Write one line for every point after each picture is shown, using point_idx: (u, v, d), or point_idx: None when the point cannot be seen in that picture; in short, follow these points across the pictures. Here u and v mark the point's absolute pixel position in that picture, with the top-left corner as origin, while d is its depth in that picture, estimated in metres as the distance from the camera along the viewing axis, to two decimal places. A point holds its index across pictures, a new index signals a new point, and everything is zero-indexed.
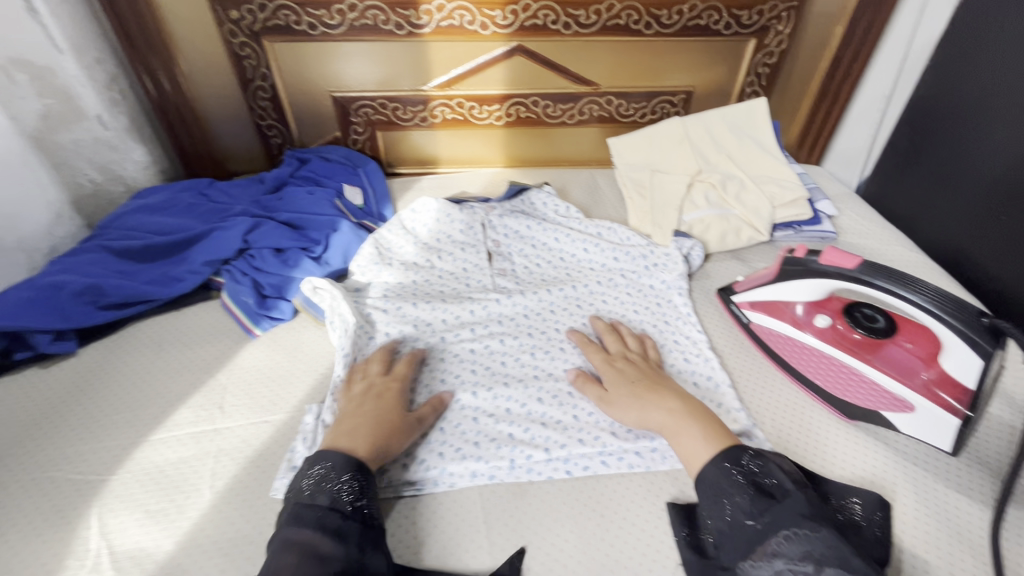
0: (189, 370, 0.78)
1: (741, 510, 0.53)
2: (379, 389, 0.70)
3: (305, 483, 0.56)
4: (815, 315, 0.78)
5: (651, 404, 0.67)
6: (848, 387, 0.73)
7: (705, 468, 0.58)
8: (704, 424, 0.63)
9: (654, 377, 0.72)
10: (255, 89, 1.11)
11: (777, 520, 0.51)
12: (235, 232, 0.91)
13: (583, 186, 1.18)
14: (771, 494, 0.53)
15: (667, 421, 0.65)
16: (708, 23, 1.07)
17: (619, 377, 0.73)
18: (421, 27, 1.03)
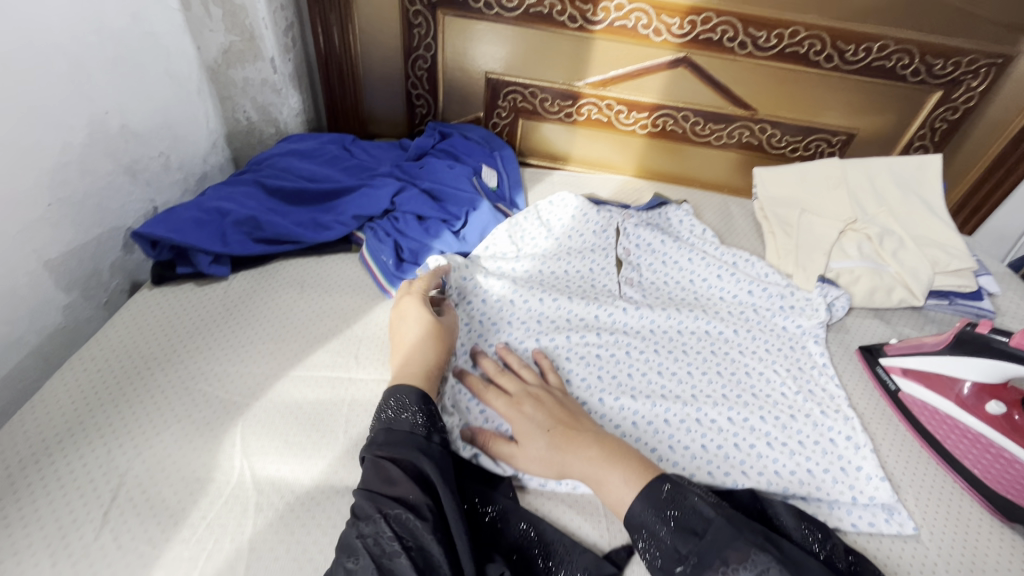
0: (328, 316, 0.81)
1: (670, 556, 0.50)
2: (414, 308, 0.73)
3: (382, 409, 0.60)
4: (985, 399, 0.71)
5: (569, 458, 0.58)
6: (1011, 484, 0.67)
7: (625, 514, 0.54)
8: (627, 465, 0.57)
9: (567, 419, 0.62)
10: (415, 58, 1.14)
11: (703, 561, 0.48)
12: (384, 192, 0.95)
13: (717, 210, 1.14)
14: (695, 531, 0.50)
15: (589, 472, 0.57)
16: (895, 66, 1.00)
17: (530, 426, 0.62)
18: (594, 23, 1.03)
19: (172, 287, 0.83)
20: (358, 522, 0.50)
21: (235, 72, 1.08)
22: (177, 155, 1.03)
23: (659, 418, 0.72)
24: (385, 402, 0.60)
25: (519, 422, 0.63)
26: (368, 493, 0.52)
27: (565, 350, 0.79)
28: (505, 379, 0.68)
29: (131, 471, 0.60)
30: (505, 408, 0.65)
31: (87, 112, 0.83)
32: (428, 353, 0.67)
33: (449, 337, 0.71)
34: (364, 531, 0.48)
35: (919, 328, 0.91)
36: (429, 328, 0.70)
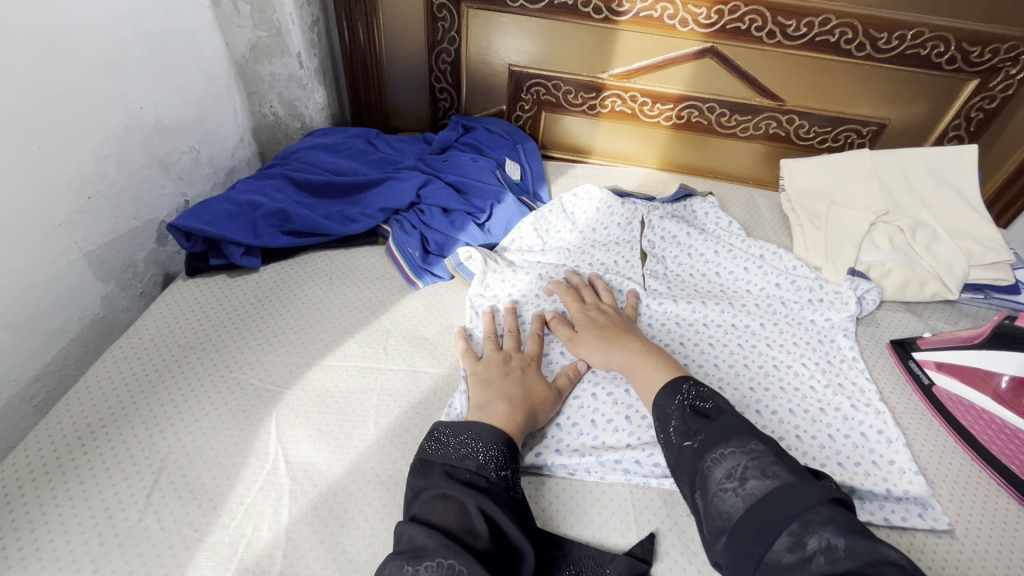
0: (357, 306, 0.82)
1: (680, 432, 0.55)
2: (520, 364, 0.69)
3: (470, 448, 0.56)
4: (1023, 393, 0.70)
5: (617, 347, 0.70)
6: None
7: (655, 404, 0.60)
8: (661, 360, 0.66)
9: (621, 327, 0.74)
10: (439, 52, 1.14)
11: (710, 437, 0.53)
12: (410, 184, 0.95)
13: (742, 203, 1.13)
14: (706, 416, 0.55)
15: (630, 359, 0.68)
16: (930, 54, 0.98)
17: (587, 325, 0.75)
18: (620, 14, 1.02)
19: (205, 278, 0.85)
20: (405, 557, 0.48)
21: (262, 67, 1.10)
22: (207, 150, 1.06)
23: None
24: (471, 437, 0.57)
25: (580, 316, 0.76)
26: (431, 528, 0.50)
27: None
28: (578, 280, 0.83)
29: (171, 455, 0.62)
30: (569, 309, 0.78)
31: (124, 108, 0.85)
32: (528, 403, 0.64)
33: (551, 403, 0.67)
34: (413, 565, 0.47)
35: (953, 323, 0.89)
36: (540, 386, 0.67)
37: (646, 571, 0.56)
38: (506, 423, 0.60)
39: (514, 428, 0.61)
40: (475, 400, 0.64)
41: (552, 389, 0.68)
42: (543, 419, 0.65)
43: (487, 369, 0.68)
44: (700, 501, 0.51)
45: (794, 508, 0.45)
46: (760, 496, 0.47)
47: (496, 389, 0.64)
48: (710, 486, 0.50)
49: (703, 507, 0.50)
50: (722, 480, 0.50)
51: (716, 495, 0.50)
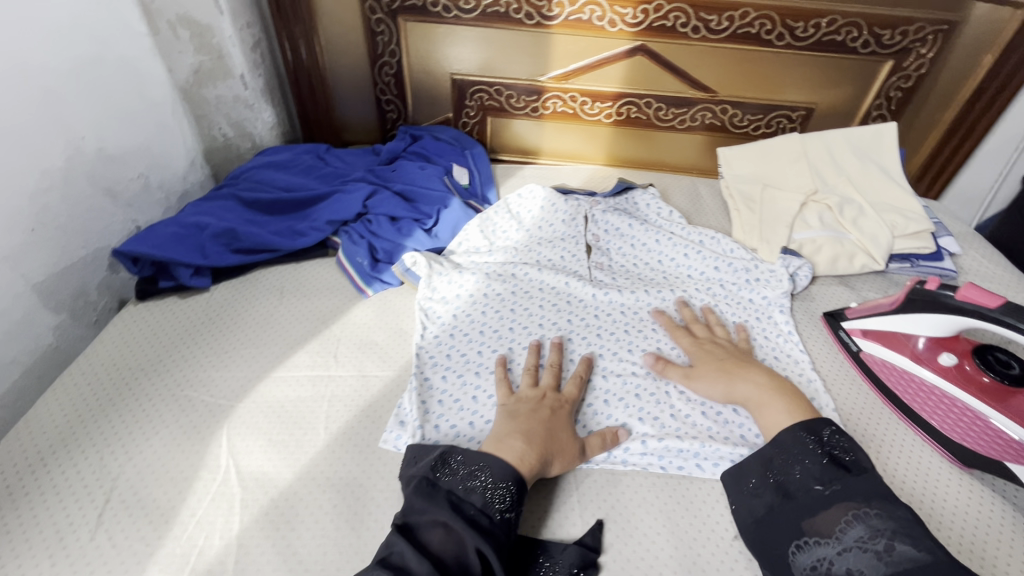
0: (307, 318, 0.84)
1: (814, 478, 0.58)
2: (553, 405, 0.69)
3: (480, 484, 0.57)
4: (938, 353, 0.74)
5: (739, 377, 0.72)
6: (963, 431, 0.70)
7: (780, 439, 0.63)
8: (789, 400, 0.68)
9: (744, 360, 0.76)
10: (381, 65, 1.16)
11: (847, 491, 0.55)
12: (357, 196, 0.97)
13: (684, 192, 1.17)
14: (846, 468, 0.58)
15: (756, 394, 0.70)
16: (845, 40, 1.03)
17: (708, 357, 0.76)
18: (551, 19, 1.05)
19: (156, 301, 0.86)
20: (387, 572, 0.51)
21: (208, 91, 1.11)
22: (156, 175, 1.07)
23: (629, 394, 0.75)
24: (484, 475, 0.57)
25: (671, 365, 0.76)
26: (419, 551, 0.51)
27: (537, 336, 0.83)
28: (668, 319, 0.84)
29: (123, 475, 0.63)
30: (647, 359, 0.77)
31: (65, 138, 0.86)
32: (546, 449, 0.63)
33: (569, 460, 0.65)
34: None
35: (883, 292, 0.93)
36: (566, 439, 0.66)
37: (596, 560, 0.60)
38: (521, 457, 0.61)
39: (526, 466, 0.61)
40: (498, 428, 0.65)
41: (577, 441, 0.67)
42: (557, 469, 0.64)
43: (522, 405, 0.68)
44: (817, 550, 0.53)
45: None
46: (906, 565, 0.47)
47: (519, 423, 0.65)
48: (837, 540, 0.52)
49: (816, 555, 0.53)
50: (853, 537, 0.51)
51: (847, 552, 0.51)
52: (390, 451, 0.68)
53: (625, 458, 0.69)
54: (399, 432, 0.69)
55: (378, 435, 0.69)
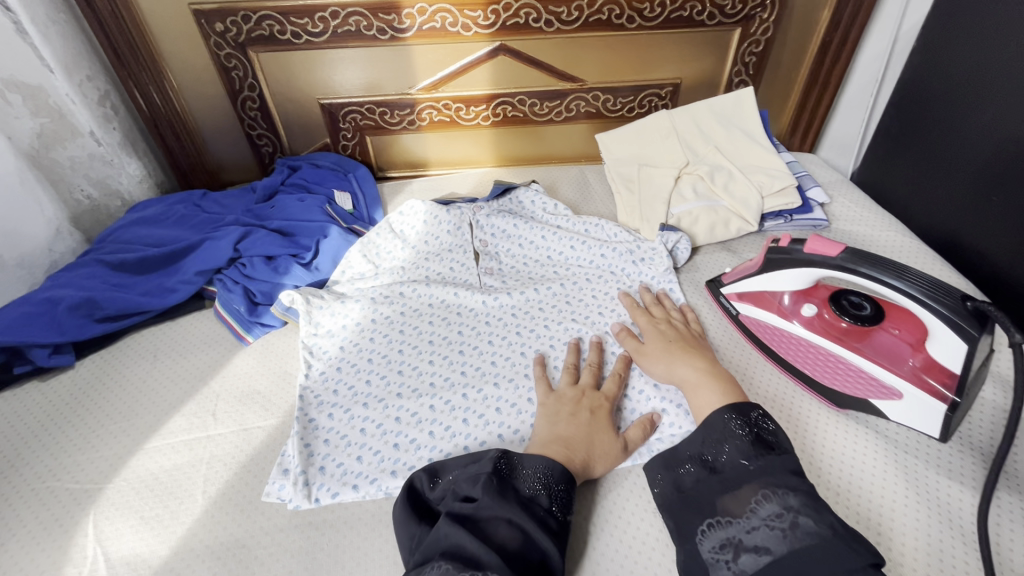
0: (183, 378, 0.80)
1: (736, 453, 0.55)
2: (592, 404, 0.69)
3: (537, 484, 0.56)
4: (801, 304, 0.78)
5: (680, 360, 0.72)
6: (834, 374, 0.73)
7: (709, 417, 0.59)
8: (729, 386, 0.66)
9: (690, 340, 0.77)
10: (243, 100, 1.12)
11: (767, 468, 0.52)
12: (227, 241, 0.93)
13: (572, 182, 1.18)
14: (770, 446, 0.55)
15: (694, 378, 0.69)
16: (692, 14, 1.06)
17: (658, 335, 0.77)
18: (404, 31, 1.04)
19: (15, 389, 0.80)
20: (455, 562, 0.48)
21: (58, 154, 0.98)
22: (13, 251, 0.93)
23: (520, 398, 0.74)
24: (544, 477, 0.57)
25: (679, 324, 0.80)
26: (486, 544, 0.50)
27: (427, 354, 0.82)
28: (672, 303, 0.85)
29: None
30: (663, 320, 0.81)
31: None
32: (585, 450, 0.63)
33: (609, 459, 0.65)
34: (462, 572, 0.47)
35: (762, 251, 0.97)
36: (605, 438, 0.65)
37: None
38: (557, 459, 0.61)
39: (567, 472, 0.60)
40: (541, 433, 0.65)
41: (616, 440, 0.66)
42: (598, 470, 0.64)
43: (558, 407, 0.69)
44: (723, 531, 0.50)
45: (840, 561, 0.44)
46: (809, 542, 0.45)
47: (560, 427, 0.65)
48: (748, 521, 0.49)
49: (721, 535, 0.50)
50: (763, 519, 0.48)
51: (756, 531, 0.48)
52: (273, 503, 0.65)
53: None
54: (280, 482, 0.66)
55: (261, 488, 0.66)
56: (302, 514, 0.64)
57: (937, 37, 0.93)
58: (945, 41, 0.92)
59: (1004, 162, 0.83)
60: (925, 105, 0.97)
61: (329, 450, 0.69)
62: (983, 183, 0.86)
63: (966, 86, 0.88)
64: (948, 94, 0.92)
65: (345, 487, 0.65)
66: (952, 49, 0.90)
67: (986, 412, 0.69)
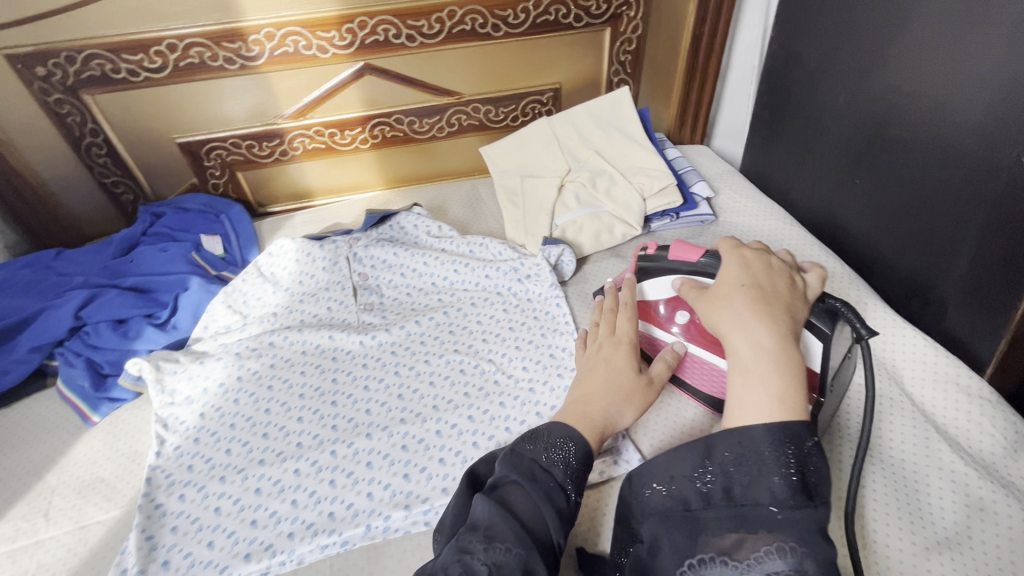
0: (14, 475, 0.70)
1: (768, 488, 0.43)
2: (608, 351, 0.63)
3: (557, 459, 0.51)
4: (675, 312, 0.72)
5: (752, 325, 0.53)
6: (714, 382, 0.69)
7: (755, 430, 0.46)
8: (786, 374, 0.49)
9: (766, 289, 0.57)
10: (87, 147, 1.02)
11: (800, 518, 0.41)
12: (67, 308, 0.84)
13: (463, 199, 1.14)
14: (811, 492, 0.43)
15: (750, 356, 0.51)
16: (558, 17, 1.04)
17: (734, 278, 0.59)
18: (254, 59, 0.97)
19: None
20: (476, 534, 0.46)
21: None
22: None
23: (394, 448, 0.69)
24: (570, 450, 0.52)
25: (774, 279, 0.59)
26: (509, 516, 0.47)
27: (297, 410, 0.75)
28: (779, 258, 0.62)
29: None
30: (759, 272, 0.59)
31: None
32: (608, 403, 0.58)
33: (632, 409, 0.59)
34: (485, 543, 0.45)
35: None
36: (630, 388, 0.60)
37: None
38: (572, 419, 0.56)
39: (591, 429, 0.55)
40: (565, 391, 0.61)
41: (644, 387, 0.61)
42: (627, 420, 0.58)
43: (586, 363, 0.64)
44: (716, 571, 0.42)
45: None
46: None
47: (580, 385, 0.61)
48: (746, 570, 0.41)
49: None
50: None
51: None
52: None
53: (388, 524, 0.63)
54: None
55: None
56: None
57: (790, 23, 0.94)
58: (798, 28, 0.92)
59: (862, 144, 0.83)
60: (790, 92, 0.97)
61: (175, 540, 0.62)
62: (846, 166, 0.87)
63: (824, 71, 0.88)
64: (809, 81, 0.92)
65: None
66: (807, 35, 0.91)
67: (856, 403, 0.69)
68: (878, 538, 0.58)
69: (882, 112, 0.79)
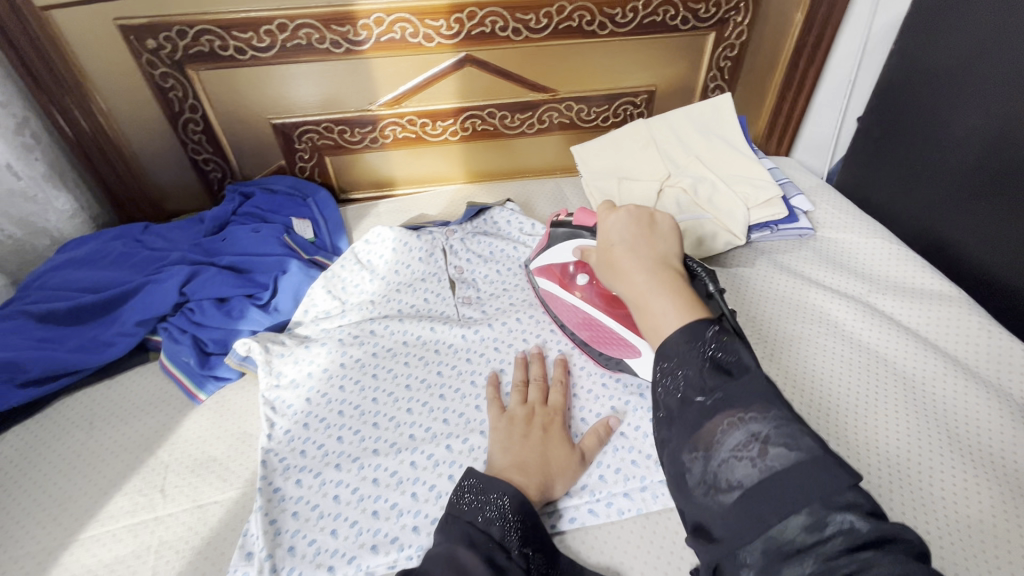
0: (126, 448, 0.70)
1: (691, 383, 0.44)
2: (543, 421, 0.66)
3: (484, 516, 0.52)
4: (578, 273, 0.74)
5: (625, 271, 0.56)
6: (601, 339, 0.71)
7: (669, 339, 0.48)
8: (677, 296, 0.51)
9: (645, 235, 0.59)
10: (185, 123, 1.02)
11: (729, 397, 0.42)
12: (172, 283, 0.83)
13: (549, 197, 1.13)
14: (729, 371, 0.44)
15: (637, 298, 0.53)
16: (665, 19, 1.02)
17: (607, 230, 0.61)
18: (360, 44, 0.96)
19: None
20: None
21: None
22: None
23: None
24: (504, 504, 0.53)
25: (644, 227, 0.60)
26: None
27: (405, 402, 0.74)
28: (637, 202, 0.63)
29: None
30: (627, 223, 0.61)
31: None
32: (539, 470, 0.60)
33: (565, 477, 0.61)
34: None
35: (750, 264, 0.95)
36: (563, 455, 0.63)
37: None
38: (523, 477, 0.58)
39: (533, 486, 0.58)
40: (502, 452, 0.62)
41: (574, 457, 0.63)
42: (560, 485, 0.61)
43: (508, 429, 0.64)
44: (698, 466, 0.41)
45: (818, 484, 0.36)
46: (782, 470, 0.37)
47: (518, 450, 0.61)
48: (717, 458, 0.40)
49: (695, 469, 0.41)
50: (731, 455, 0.39)
51: (725, 464, 0.39)
52: None
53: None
54: (241, 569, 0.57)
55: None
56: None
57: (915, 37, 0.91)
58: (924, 43, 0.90)
59: (992, 167, 0.81)
60: (905, 108, 0.95)
61: (298, 526, 0.61)
62: (969, 188, 0.85)
63: (950, 88, 0.86)
64: (929, 99, 0.90)
65: (320, 569, 0.57)
66: (934, 51, 0.88)
67: (974, 408, 0.71)
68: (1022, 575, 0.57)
69: (1018, 135, 0.77)
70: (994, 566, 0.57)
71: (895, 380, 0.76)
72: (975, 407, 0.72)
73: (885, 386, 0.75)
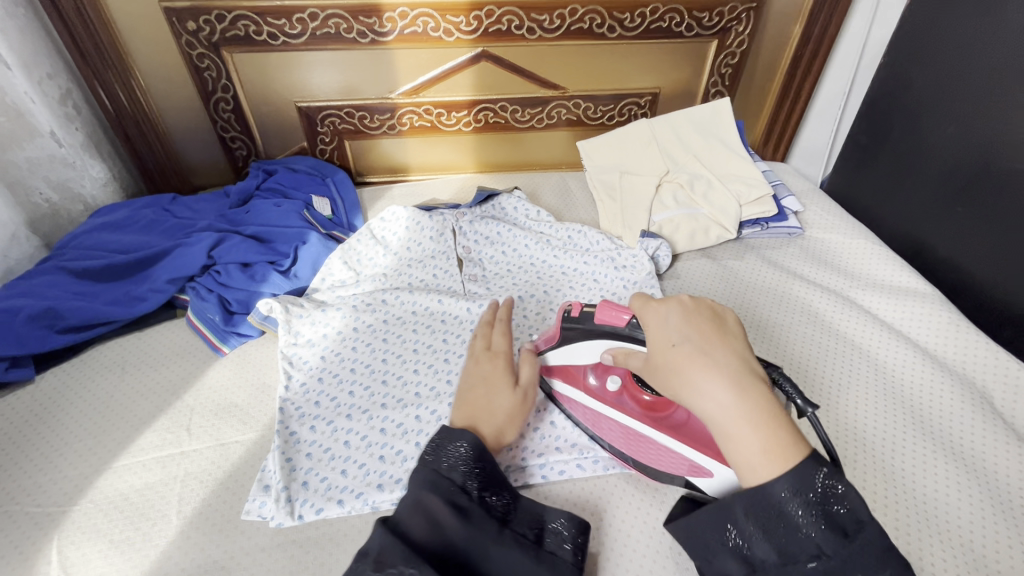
0: (155, 392, 0.76)
1: (801, 544, 0.43)
2: (489, 367, 0.64)
3: (448, 463, 0.52)
4: (604, 380, 0.69)
5: (699, 391, 0.48)
6: (647, 455, 0.65)
7: (762, 489, 0.45)
8: (767, 430, 0.46)
9: (710, 339, 0.52)
10: (216, 101, 1.08)
11: (845, 565, 0.42)
12: (201, 247, 0.90)
13: (553, 187, 1.19)
14: (843, 531, 0.43)
15: (716, 427, 0.48)
16: (671, 25, 1.08)
17: (659, 329, 0.53)
18: (385, 35, 1.03)
19: None
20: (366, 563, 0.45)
21: (15, 155, 0.90)
22: None
23: None
24: (465, 452, 0.53)
25: (705, 325, 0.53)
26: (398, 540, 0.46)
27: (412, 363, 0.79)
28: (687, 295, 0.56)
29: None
30: (680, 322, 0.53)
31: None
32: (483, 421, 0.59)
33: (514, 418, 0.61)
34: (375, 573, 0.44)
35: (739, 257, 1.00)
36: (510, 399, 0.61)
37: None
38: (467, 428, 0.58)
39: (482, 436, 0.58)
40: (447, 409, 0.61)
41: (522, 397, 0.62)
42: (511, 429, 0.60)
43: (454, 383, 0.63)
44: None
45: None
46: None
47: (462, 404, 0.61)
48: None
49: None
50: None
51: None
52: (252, 521, 0.62)
53: (508, 474, 0.67)
54: (260, 499, 0.63)
55: (240, 506, 0.64)
56: (285, 532, 0.62)
57: (904, 53, 0.97)
58: (911, 58, 0.96)
59: (968, 175, 0.87)
60: (893, 118, 1.01)
61: (312, 465, 0.67)
62: (945, 195, 0.91)
63: (934, 101, 0.92)
64: (914, 111, 0.96)
65: (330, 502, 0.63)
66: (920, 66, 0.94)
67: (928, 384, 0.79)
68: (965, 537, 0.63)
69: (991, 146, 0.83)
70: (940, 527, 0.63)
71: (861, 360, 0.82)
72: (930, 383, 0.79)
73: (857, 369, 0.81)
